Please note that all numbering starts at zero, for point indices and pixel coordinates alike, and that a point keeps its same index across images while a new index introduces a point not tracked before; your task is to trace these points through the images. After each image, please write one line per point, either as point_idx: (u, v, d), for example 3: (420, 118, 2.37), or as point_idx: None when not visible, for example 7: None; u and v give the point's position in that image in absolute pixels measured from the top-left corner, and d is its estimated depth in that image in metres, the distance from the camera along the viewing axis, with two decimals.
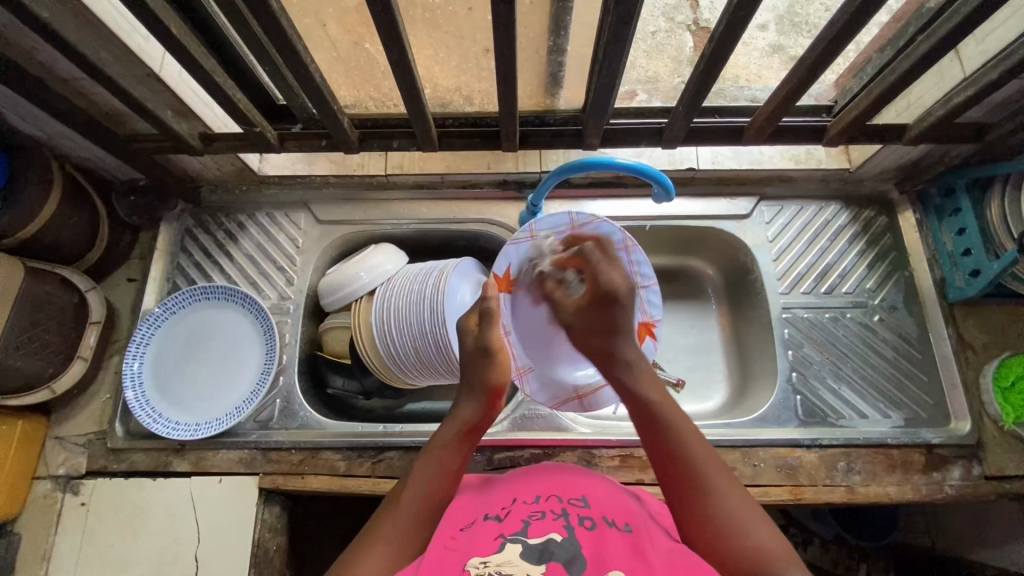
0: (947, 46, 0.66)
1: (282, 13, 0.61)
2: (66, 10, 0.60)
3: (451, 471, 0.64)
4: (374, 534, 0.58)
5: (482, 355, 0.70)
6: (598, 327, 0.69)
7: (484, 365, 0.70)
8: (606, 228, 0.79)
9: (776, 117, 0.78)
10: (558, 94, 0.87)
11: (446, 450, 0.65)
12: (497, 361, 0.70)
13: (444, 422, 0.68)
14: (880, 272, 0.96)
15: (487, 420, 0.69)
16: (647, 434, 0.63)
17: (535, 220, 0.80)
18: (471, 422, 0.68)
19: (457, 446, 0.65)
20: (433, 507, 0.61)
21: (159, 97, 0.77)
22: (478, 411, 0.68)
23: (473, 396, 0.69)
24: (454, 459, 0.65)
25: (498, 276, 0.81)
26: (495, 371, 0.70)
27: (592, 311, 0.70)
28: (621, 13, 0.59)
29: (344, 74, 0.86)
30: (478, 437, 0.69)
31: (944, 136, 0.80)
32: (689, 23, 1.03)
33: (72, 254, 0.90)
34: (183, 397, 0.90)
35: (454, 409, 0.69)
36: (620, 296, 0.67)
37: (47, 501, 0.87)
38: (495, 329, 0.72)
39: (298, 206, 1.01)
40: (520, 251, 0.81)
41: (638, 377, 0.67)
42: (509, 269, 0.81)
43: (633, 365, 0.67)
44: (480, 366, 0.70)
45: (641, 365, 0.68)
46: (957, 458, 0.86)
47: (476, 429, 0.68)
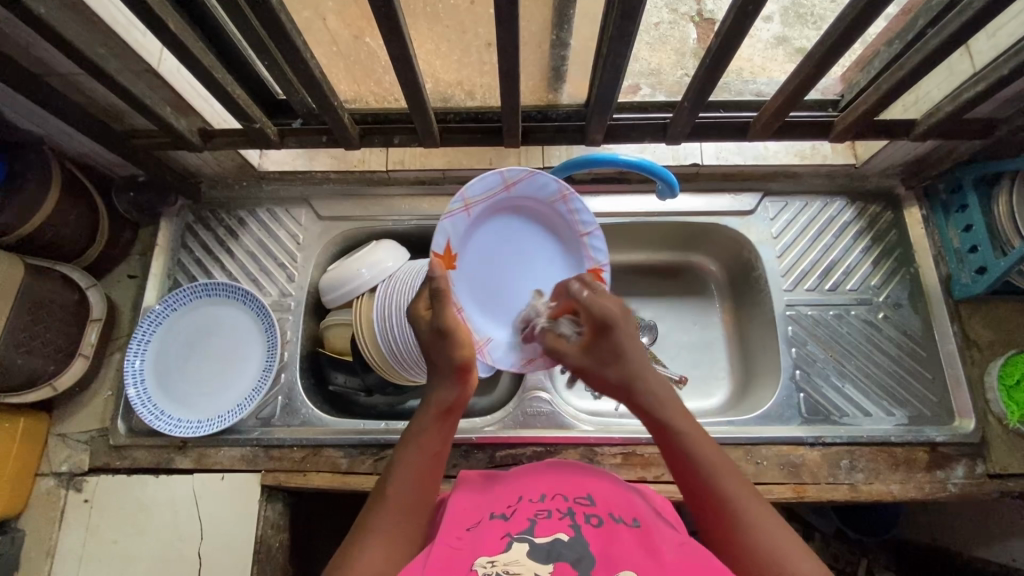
0: (959, 40, 0.64)
1: (281, 9, 0.60)
2: (62, 6, 0.59)
3: (433, 455, 0.61)
4: (369, 525, 0.57)
5: (440, 336, 0.63)
6: (603, 361, 0.61)
7: (443, 347, 0.62)
8: (541, 180, 0.70)
9: (782, 114, 0.77)
10: (561, 89, 0.85)
11: (423, 435, 0.62)
12: (459, 339, 0.63)
13: (419, 407, 0.64)
14: (886, 269, 0.95)
15: (465, 396, 0.64)
16: (673, 461, 0.58)
17: (466, 186, 0.66)
18: (447, 402, 0.63)
19: (436, 430, 0.62)
20: (418, 495, 0.59)
21: (157, 93, 0.76)
22: (455, 392, 0.63)
23: (446, 378, 0.64)
24: (438, 444, 0.62)
25: (438, 254, 0.66)
26: (458, 350, 0.63)
27: (595, 350, 0.61)
28: (625, 8, 0.58)
29: (344, 69, 0.85)
30: (459, 415, 0.64)
31: (953, 132, 0.79)
32: (693, 15, 1.04)
33: (72, 251, 0.90)
34: (185, 393, 0.90)
35: (427, 390, 0.64)
36: (615, 323, 0.59)
37: (51, 497, 0.87)
38: (449, 308, 0.63)
39: (298, 201, 1.00)
40: (458, 225, 0.68)
41: (662, 403, 0.60)
42: (449, 243, 0.67)
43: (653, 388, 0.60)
44: (437, 346, 0.62)
45: (661, 388, 0.60)
46: (960, 456, 0.86)
47: (454, 409, 0.63)
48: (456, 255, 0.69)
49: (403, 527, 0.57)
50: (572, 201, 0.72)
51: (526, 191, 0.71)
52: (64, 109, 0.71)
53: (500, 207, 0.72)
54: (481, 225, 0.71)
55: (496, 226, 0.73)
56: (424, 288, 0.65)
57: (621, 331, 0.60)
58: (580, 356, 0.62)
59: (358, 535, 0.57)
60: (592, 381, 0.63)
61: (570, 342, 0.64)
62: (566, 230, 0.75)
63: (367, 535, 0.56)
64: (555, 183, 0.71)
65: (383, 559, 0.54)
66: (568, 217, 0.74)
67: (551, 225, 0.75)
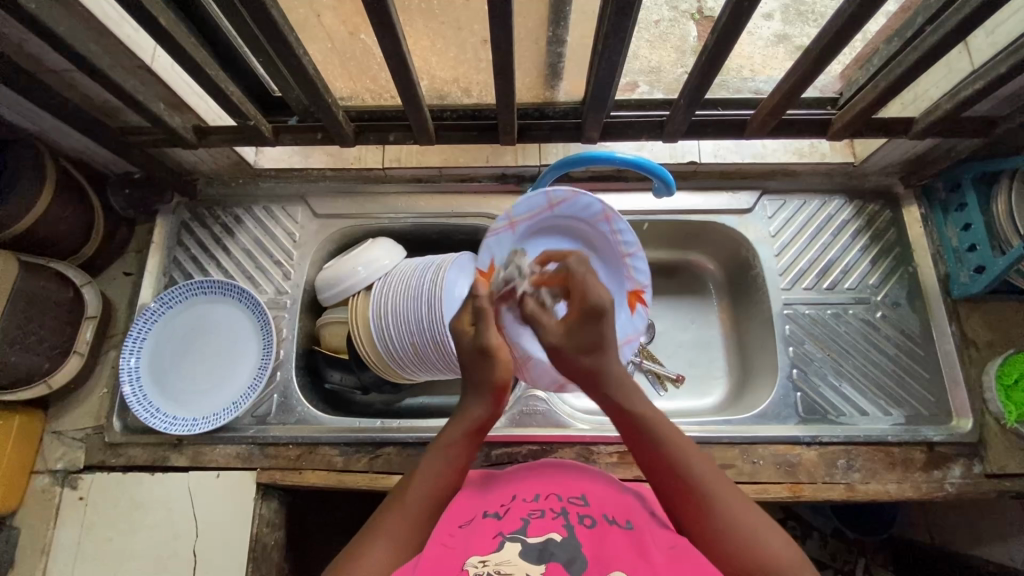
0: (957, 37, 0.64)
1: (273, 5, 0.59)
2: (55, 2, 0.59)
3: (458, 471, 0.59)
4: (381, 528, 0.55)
5: (482, 355, 0.61)
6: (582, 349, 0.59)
7: (484, 365, 0.61)
8: (583, 201, 0.69)
9: (779, 111, 0.76)
10: (558, 87, 0.86)
11: (452, 449, 0.60)
12: (499, 359, 0.61)
13: (450, 420, 0.61)
14: (884, 268, 0.95)
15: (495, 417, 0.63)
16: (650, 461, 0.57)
17: (511, 207, 0.70)
18: (478, 420, 0.61)
19: (464, 447, 0.60)
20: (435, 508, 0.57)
21: (150, 89, 0.76)
22: (488, 410, 0.61)
23: (480, 395, 0.61)
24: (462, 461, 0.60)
25: (482, 270, 0.72)
26: (499, 371, 0.61)
27: (579, 332, 0.58)
28: (620, 3, 0.57)
29: (341, 66, 0.85)
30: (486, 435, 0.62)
31: (951, 130, 0.78)
32: (693, 12, 1.03)
33: (68, 248, 0.89)
34: (180, 391, 0.90)
35: (461, 408, 0.62)
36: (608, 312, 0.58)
37: (46, 494, 0.87)
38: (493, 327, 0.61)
39: (295, 199, 1.00)
40: (502, 242, 0.72)
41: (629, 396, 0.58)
42: (492, 262, 0.72)
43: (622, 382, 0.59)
44: (480, 361, 0.61)
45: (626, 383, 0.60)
46: (958, 456, 0.85)
47: (483, 427, 0.61)
48: (500, 269, 0.72)
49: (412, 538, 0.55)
50: (616, 221, 0.71)
51: (569, 211, 0.71)
52: (57, 105, 0.71)
53: (547, 226, 0.72)
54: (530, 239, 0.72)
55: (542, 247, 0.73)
56: (466, 304, 0.64)
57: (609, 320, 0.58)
58: (563, 333, 0.60)
59: (365, 537, 0.55)
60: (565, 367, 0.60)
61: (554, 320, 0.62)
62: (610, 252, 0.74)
63: (372, 539, 0.54)
64: (599, 204, 0.70)
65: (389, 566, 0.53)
66: (610, 237, 0.73)
67: (592, 242, 0.74)
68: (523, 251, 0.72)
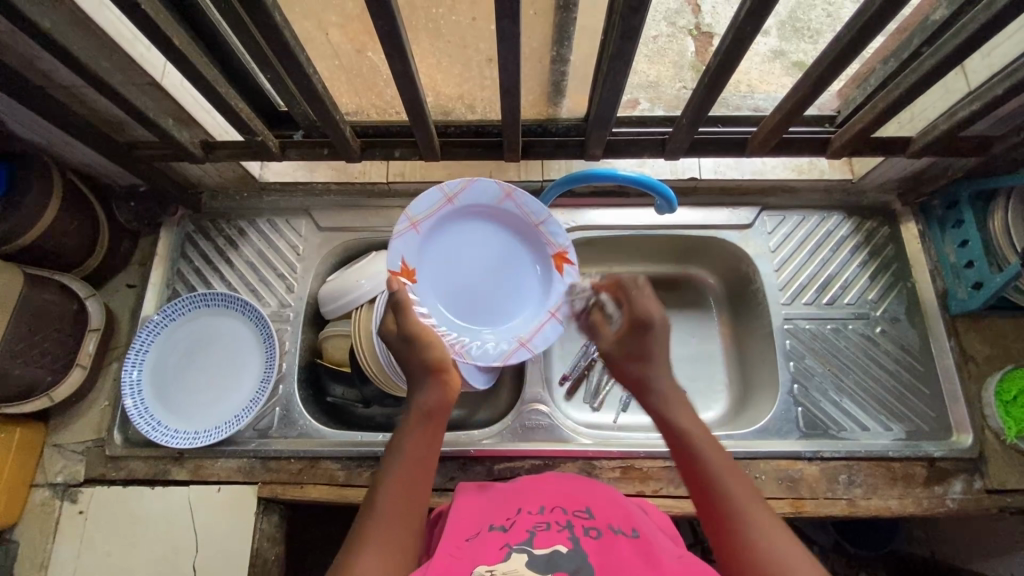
0: (954, 61, 0.65)
1: (285, 25, 0.61)
2: (68, 20, 0.60)
3: (421, 459, 0.62)
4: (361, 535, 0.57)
5: (409, 343, 0.68)
6: (629, 358, 0.68)
7: (415, 350, 0.68)
8: (477, 187, 0.81)
9: (780, 131, 0.77)
10: (561, 104, 0.86)
11: (408, 440, 0.63)
12: (429, 340, 0.68)
13: (404, 414, 0.66)
14: (882, 283, 0.96)
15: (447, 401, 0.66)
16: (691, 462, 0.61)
17: (410, 207, 0.78)
18: (428, 405, 0.65)
19: (421, 434, 0.63)
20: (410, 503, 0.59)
21: (160, 105, 0.76)
22: (436, 393, 0.65)
23: (427, 383, 0.66)
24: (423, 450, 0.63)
25: (396, 271, 0.77)
26: (431, 350, 0.67)
27: (630, 342, 0.69)
28: (625, 28, 0.58)
29: (346, 82, 0.86)
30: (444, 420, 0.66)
31: (947, 150, 0.80)
32: (691, 28, 1.05)
33: (72, 261, 0.90)
34: (182, 404, 0.90)
35: (410, 399, 0.67)
36: (655, 322, 0.68)
37: (45, 508, 0.86)
38: (411, 316, 0.69)
39: (299, 212, 1.01)
40: (409, 242, 0.79)
41: (672, 406, 0.64)
42: (405, 260, 0.78)
43: (667, 394, 0.65)
44: (408, 351, 0.68)
45: (672, 390, 0.66)
46: (958, 472, 0.86)
47: (436, 411, 0.65)
48: (415, 270, 0.80)
49: (398, 529, 0.57)
50: (518, 196, 0.82)
51: (469, 199, 0.82)
52: (67, 120, 0.72)
53: (449, 225, 0.82)
54: (437, 240, 0.82)
55: (457, 235, 0.83)
56: (388, 305, 0.72)
57: (656, 331, 0.68)
58: (613, 345, 0.71)
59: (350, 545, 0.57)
60: (618, 371, 0.70)
61: (611, 329, 0.73)
62: (523, 222, 0.84)
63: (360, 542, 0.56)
64: (496, 186, 0.81)
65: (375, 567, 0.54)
66: (517, 211, 0.83)
67: (505, 223, 0.84)
68: (432, 249, 0.81)
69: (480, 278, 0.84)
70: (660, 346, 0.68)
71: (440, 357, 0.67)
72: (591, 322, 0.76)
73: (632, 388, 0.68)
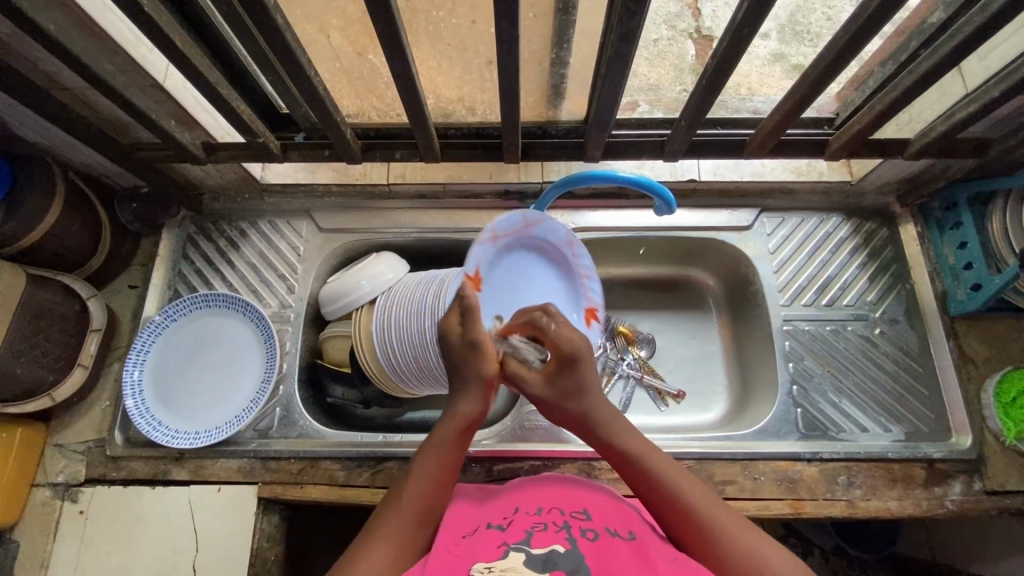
0: (950, 63, 0.66)
1: (286, 27, 0.61)
2: (72, 23, 0.61)
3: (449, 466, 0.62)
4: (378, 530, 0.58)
5: (468, 351, 0.64)
6: (564, 395, 0.66)
7: (473, 359, 0.64)
8: (552, 226, 0.77)
9: (778, 132, 0.78)
10: (560, 106, 0.87)
11: (443, 445, 0.63)
12: (486, 352, 0.65)
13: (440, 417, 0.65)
14: (881, 285, 0.96)
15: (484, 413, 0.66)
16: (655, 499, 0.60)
17: (498, 218, 0.69)
18: (468, 415, 0.64)
19: (455, 441, 0.63)
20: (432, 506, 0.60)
21: (162, 107, 0.77)
22: (475, 402, 0.65)
23: (467, 390, 0.65)
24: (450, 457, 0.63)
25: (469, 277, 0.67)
26: (484, 363, 0.65)
27: (560, 379, 0.66)
28: (623, 30, 0.59)
29: (347, 85, 0.87)
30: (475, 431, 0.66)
31: (945, 152, 0.80)
32: (691, 31, 1.06)
33: (74, 262, 0.90)
34: (182, 404, 0.90)
35: (450, 402, 0.66)
36: (581, 354, 0.65)
37: (46, 508, 0.87)
38: (479, 326, 0.64)
39: (300, 213, 1.01)
40: (485, 253, 0.69)
41: (613, 432, 0.64)
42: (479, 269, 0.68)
43: (607, 421, 0.65)
44: (464, 359, 0.65)
45: (613, 416, 0.65)
46: (958, 473, 0.86)
47: (472, 423, 0.65)
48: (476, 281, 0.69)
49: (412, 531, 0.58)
50: (577, 248, 0.80)
51: (540, 233, 0.77)
52: (71, 122, 0.72)
53: (517, 245, 0.75)
54: (496, 262, 0.73)
55: (512, 262, 0.75)
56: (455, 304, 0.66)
57: (581, 364, 0.65)
58: (543, 386, 0.67)
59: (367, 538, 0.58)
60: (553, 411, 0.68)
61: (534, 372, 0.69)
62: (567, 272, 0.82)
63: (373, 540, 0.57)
64: (564, 231, 0.79)
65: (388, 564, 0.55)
66: (570, 260, 0.81)
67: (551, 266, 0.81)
68: (492, 266, 0.72)
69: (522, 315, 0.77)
70: (593, 382, 0.66)
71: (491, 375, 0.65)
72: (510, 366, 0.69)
73: (574, 425, 0.67)
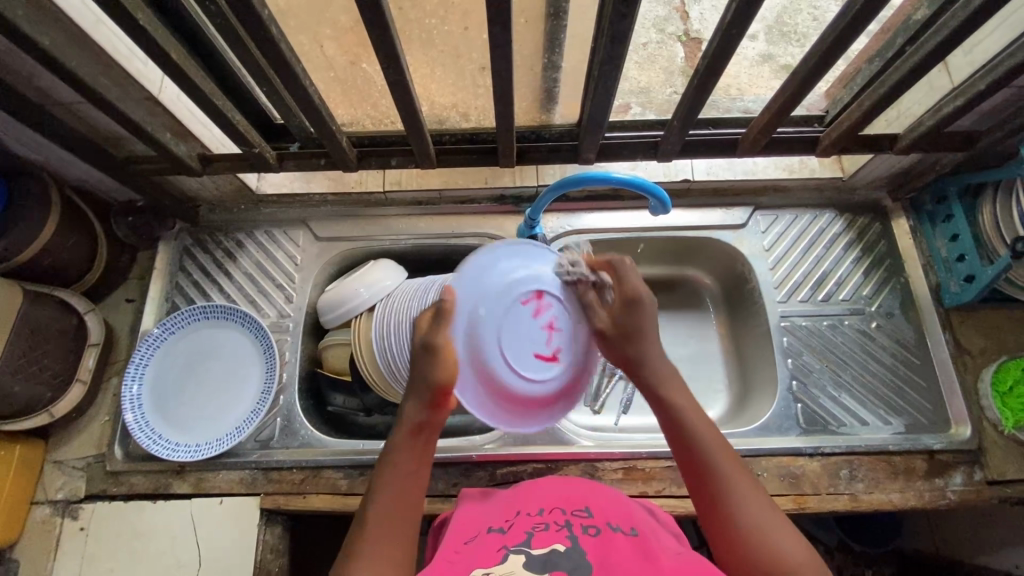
0: (937, 57, 0.66)
1: (280, 37, 0.61)
2: (68, 38, 0.61)
3: (412, 472, 0.63)
4: (358, 550, 0.59)
5: (426, 354, 0.63)
6: (622, 337, 0.66)
7: (426, 367, 0.62)
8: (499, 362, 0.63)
9: (769, 130, 0.78)
10: (553, 110, 0.87)
11: (400, 455, 0.63)
12: (442, 359, 0.62)
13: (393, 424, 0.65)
14: (876, 279, 0.97)
15: (436, 416, 0.65)
16: (675, 443, 0.65)
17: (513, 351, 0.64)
18: (417, 420, 0.64)
19: (411, 450, 0.64)
20: (403, 514, 0.62)
21: (157, 119, 0.77)
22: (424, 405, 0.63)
23: (415, 391, 0.64)
24: (412, 462, 0.63)
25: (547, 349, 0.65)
26: (437, 370, 0.62)
27: (622, 324, 0.66)
28: (615, 32, 0.59)
29: (342, 94, 0.88)
30: (432, 430, 0.65)
31: (934, 145, 0.81)
32: (680, 34, 1.07)
33: (71, 276, 0.90)
34: (182, 417, 0.89)
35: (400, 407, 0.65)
36: (644, 301, 0.66)
37: (46, 526, 0.86)
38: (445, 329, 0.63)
39: (297, 223, 1.01)
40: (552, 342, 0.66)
41: (663, 380, 0.66)
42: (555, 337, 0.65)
43: (661, 375, 0.66)
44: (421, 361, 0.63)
45: (665, 369, 0.66)
46: (958, 464, 0.86)
47: (424, 426, 0.64)
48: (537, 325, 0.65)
49: (393, 536, 0.60)
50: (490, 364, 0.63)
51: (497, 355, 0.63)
52: (64, 136, 0.72)
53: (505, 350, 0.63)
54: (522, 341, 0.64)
55: (516, 330, 0.64)
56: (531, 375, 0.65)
57: (646, 308, 0.66)
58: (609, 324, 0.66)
59: (348, 558, 0.59)
60: (608, 354, 0.68)
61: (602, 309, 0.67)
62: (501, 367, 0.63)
63: (356, 549, 0.59)
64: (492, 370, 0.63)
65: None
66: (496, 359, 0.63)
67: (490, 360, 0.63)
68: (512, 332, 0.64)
69: (515, 329, 0.64)
70: (654, 343, 0.67)
71: (446, 384, 0.62)
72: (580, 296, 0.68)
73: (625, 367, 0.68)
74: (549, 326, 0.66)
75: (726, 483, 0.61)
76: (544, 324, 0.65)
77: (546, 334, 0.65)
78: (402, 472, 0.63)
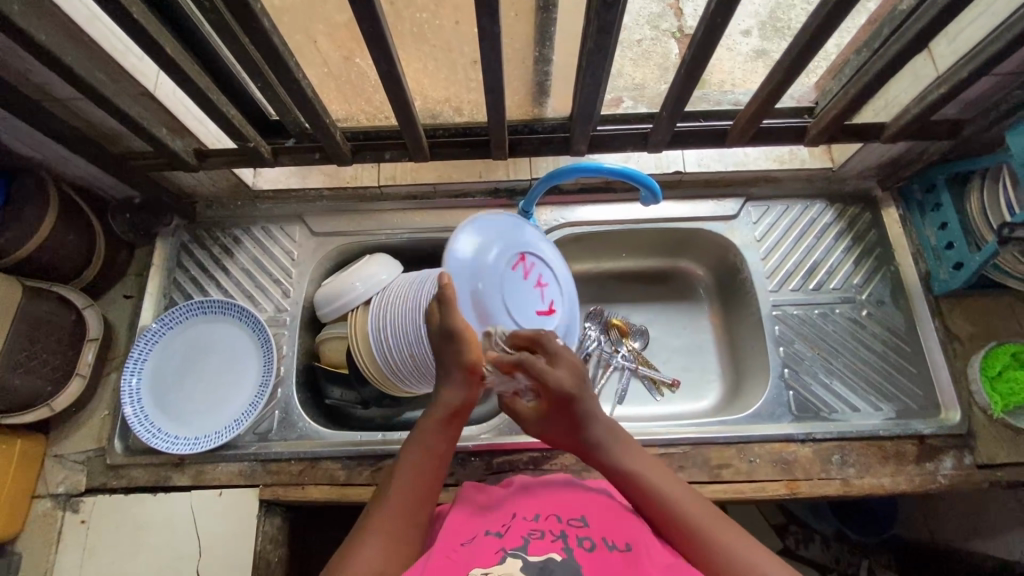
0: (920, 44, 0.67)
1: (273, 30, 0.62)
2: (64, 34, 0.62)
3: (436, 453, 0.66)
4: (370, 526, 0.61)
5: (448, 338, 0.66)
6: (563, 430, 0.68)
7: (449, 348, 0.66)
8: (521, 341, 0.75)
9: (757, 119, 0.80)
10: (546, 103, 0.89)
11: (429, 435, 0.66)
12: (467, 340, 0.66)
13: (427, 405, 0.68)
14: (867, 268, 0.98)
15: (471, 399, 0.68)
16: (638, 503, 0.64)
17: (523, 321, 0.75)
18: (453, 405, 0.67)
19: (440, 432, 0.66)
20: (421, 495, 0.63)
21: (153, 115, 0.78)
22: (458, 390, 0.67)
23: (450, 374, 0.67)
24: (439, 443, 0.66)
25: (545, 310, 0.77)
26: (466, 350, 0.66)
27: (555, 416, 0.68)
28: (601, 22, 0.60)
29: (336, 89, 0.88)
30: (464, 416, 0.68)
31: (920, 133, 0.82)
32: (674, 30, 1.08)
33: (70, 272, 0.91)
34: (181, 410, 0.90)
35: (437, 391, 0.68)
36: (575, 396, 0.65)
37: (47, 519, 0.87)
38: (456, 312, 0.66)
39: (293, 218, 1.02)
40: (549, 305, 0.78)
41: (613, 451, 0.66)
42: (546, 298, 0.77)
43: (606, 446, 0.67)
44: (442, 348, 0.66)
45: (609, 436, 0.67)
46: (949, 448, 0.87)
47: (458, 411, 0.67)
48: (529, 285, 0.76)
49: (406, 516, 0.62)
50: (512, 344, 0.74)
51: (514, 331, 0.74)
52: (61, 132, 0.73)
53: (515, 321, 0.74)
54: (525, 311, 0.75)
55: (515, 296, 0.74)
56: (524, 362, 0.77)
57: (578, 401, 0.66)
58: (542, 421, 0.69)
59: (360, 533, 0.61)
60: (556, 439, 0.71)
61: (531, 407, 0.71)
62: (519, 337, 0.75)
63: (370, 524, 0.61)
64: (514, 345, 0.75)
65: (381, 556, 0.58)
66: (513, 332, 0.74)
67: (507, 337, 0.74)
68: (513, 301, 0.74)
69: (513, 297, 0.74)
70: (596, 427, 0.67)
71: (473, 363, 0.66)
72: (510, 403, 0.72)
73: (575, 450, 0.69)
74: (537, 283, 0.77)
75: (702, 530, 0.60)
76: (533, 283, 0.77)
77: (539, 292, 0.77)
78: (425, 452, 0.65)
